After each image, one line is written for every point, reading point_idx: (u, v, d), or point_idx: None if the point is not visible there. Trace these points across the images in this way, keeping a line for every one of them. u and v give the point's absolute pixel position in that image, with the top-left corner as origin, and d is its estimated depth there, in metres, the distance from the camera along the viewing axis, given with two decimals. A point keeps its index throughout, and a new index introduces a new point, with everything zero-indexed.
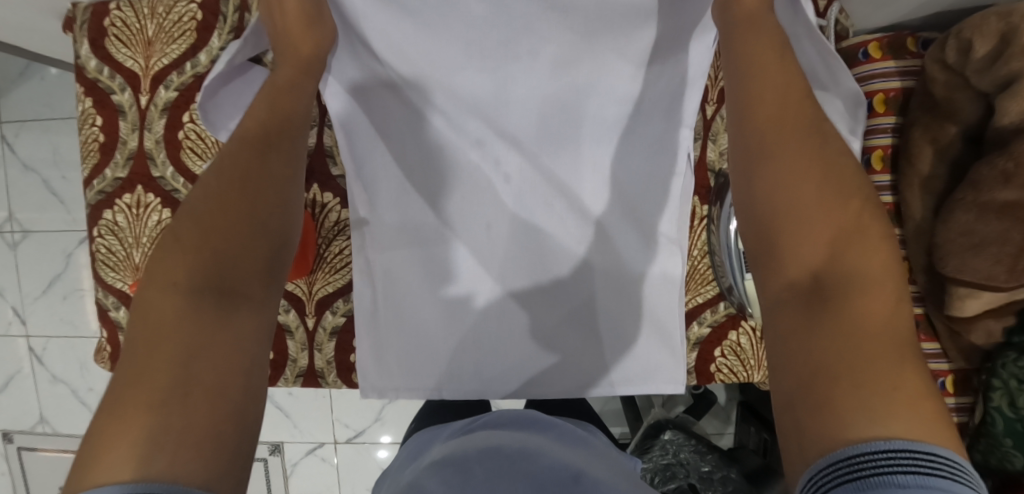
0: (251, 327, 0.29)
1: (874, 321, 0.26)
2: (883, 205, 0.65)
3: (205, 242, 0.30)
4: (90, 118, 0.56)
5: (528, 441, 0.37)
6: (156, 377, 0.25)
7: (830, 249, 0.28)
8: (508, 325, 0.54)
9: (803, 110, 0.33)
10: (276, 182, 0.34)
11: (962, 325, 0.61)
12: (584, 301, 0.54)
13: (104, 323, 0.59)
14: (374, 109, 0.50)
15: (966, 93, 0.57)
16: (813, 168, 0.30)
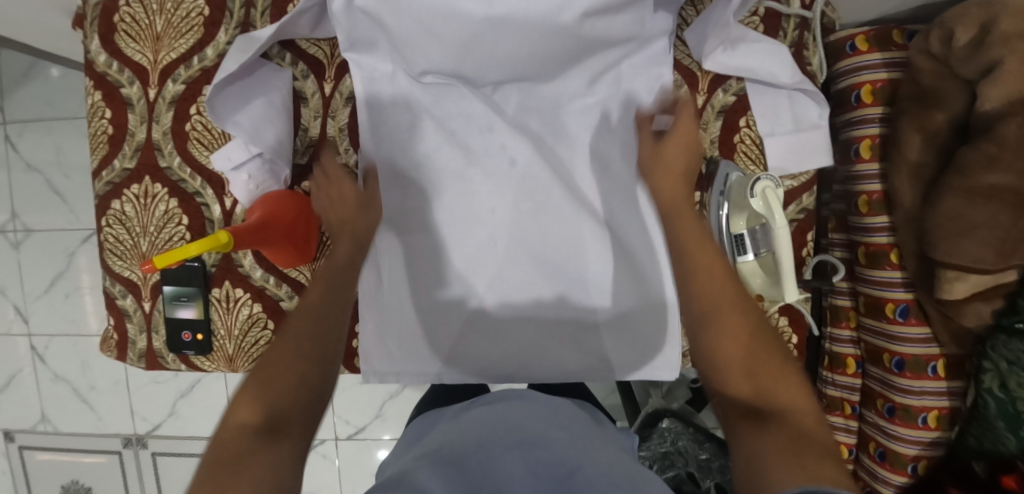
0: (294, 452, 0.36)
1: (799, 422, 0.37)
2: (873, 192, 0.67)
3: (266, 386, 0.39)
4: (100, 110, 0.58)
5: (520, 431, 0.41)
6: (219, 465, 0.32)
7: (754, 385, 0.40)
8: (511, 296, 0.59)
9: (727, 286, 0.46)
10: (325, 340, 0.43)
11: (952, 309, 0.62)
12: (582, 272, 0.59)
13: (111, 311, 0.60)
14: (397, 102, 0.57)
15: (951, 81, 0.59)
16: (736, 325, 0.44)
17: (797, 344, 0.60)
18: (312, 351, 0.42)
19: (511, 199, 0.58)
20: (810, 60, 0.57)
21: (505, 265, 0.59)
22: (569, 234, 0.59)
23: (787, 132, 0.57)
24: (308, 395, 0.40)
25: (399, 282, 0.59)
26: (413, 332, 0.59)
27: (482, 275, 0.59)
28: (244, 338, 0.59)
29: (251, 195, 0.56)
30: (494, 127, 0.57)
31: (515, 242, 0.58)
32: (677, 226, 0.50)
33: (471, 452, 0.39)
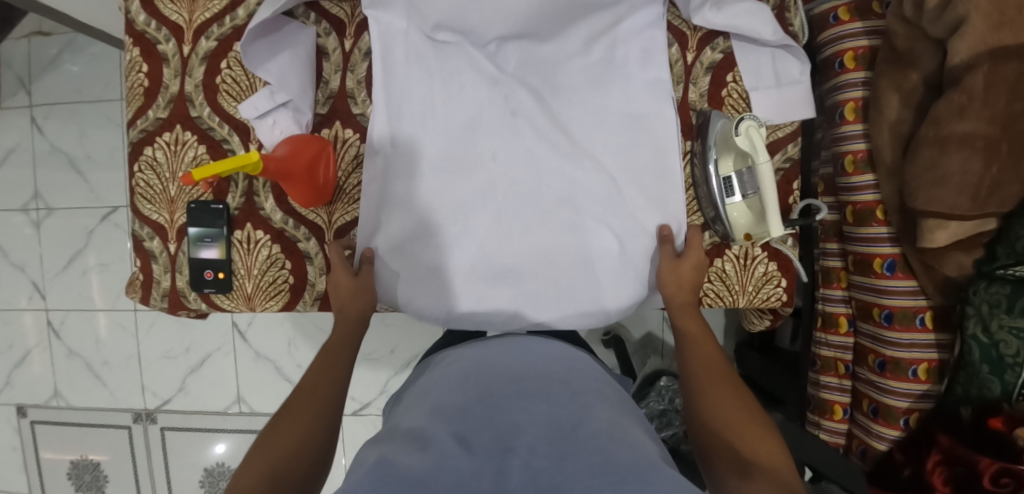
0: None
1: (774, 472, 0.43)
2: (857, 152, 0.71)
3: (276, 442, 0.46)
4: (137, 65, 0.63)
5: (513, 390, 0.45)
6: None
7: (753, 450, 0.46)
8: (511, 240, 0.61)
9: (715, 358, 0.55)
10: (335, 384, 0.53)
11: (934, 258, 0.65)
12: (576, 221, 0.61)
13: (138, 253, 0.64)
14: (410, 49, 0.60)
15: (924, 43, 0.63)
16: (726, 391, 0.51)
17: (787, 287, 0.62)
18: (323, 416, 0.49)
19: (512, 150, 0.61)
20: (792, 22, 0.62)
21: (506, 209, 0.61)
22: (567, 182, 0.61)
23: (770, 87, 0.61)
24: (320, 430, 0.48)
25: (406, 225, 0.61)
26: (417, 274, 0.62)
27: (482, 219, 0.61)
28: (263, 277, 0.62)
29: (275, 141, 0.61)
30: (500, 77, 0.61)
31: (515, 190, 0.61)
32: (682, 324, 0.58)
33: (478, 407, 0.43)
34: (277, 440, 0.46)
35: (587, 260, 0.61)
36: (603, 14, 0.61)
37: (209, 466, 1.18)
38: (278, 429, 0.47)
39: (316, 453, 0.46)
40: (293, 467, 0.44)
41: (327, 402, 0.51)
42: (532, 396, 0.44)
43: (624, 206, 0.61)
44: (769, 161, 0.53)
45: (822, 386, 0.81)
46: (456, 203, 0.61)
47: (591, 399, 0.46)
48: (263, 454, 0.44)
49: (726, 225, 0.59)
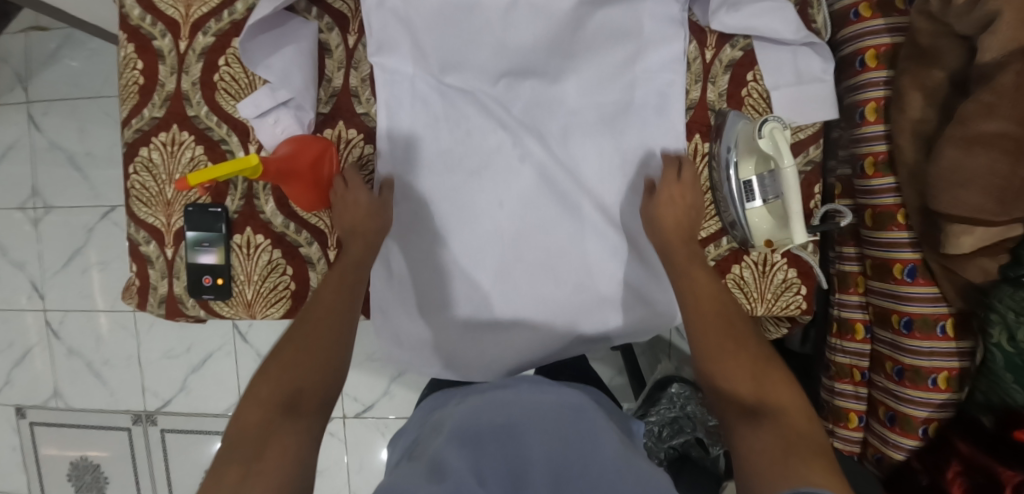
0: (308, 430, 0.41)
1: (790, 424, 0.42)
2: (879, 153, 0.69)
3: (281, 369, 0.44)
4: (132, 62, 0.60)
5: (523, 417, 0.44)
6: (249, 462, 0.37)
7: (759, 394, 0.45)
8: (517, 266, 0.61)
9: (714, 281, 0.53)
10: (345, 309, 0.50)
11: (957, 263, 0.63)
12: (576, 237, 0.61)
13: (135, 258, 0.62)
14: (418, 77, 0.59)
15: (949, 40, 0.61)
16: (729, 330, 0.50)
17: (806, 295, 0.60)
18: (337, 340, 0.48)
19: (517, 195, 0.61)
20: (815, 19, 0.59)
21: (514, 240, 0.61)
22: (577, 227, 0.61)
23: (791, 84, 0.59)
24: (333, 342, 0.48)
25: (412, 275, 0.61)
26: (427, 301, 0.62)
27: (489, 254, 0.61)
28: (263, 283, 0.60)
29: (276, 140, 0.58)
30: (502, 113, 0.60)
31: (520, 236, 0.61)
32: (672, 260, 0.55)
33: (490, 432, 0.42)
34: (288, 363, 0.45)
35: (591, 272, 0.62)
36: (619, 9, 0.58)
37: None
38: (283, 350, 0.46)
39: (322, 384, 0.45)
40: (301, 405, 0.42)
41: (340, 310, 0.50)
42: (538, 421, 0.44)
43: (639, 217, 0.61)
44: (793, 164, 0.50)
45: (837, 393, 0.79)
46: (462, 235, 0.61)
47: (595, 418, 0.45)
48: (270, 376, 0.44)
49: (745, 229, 0.57)
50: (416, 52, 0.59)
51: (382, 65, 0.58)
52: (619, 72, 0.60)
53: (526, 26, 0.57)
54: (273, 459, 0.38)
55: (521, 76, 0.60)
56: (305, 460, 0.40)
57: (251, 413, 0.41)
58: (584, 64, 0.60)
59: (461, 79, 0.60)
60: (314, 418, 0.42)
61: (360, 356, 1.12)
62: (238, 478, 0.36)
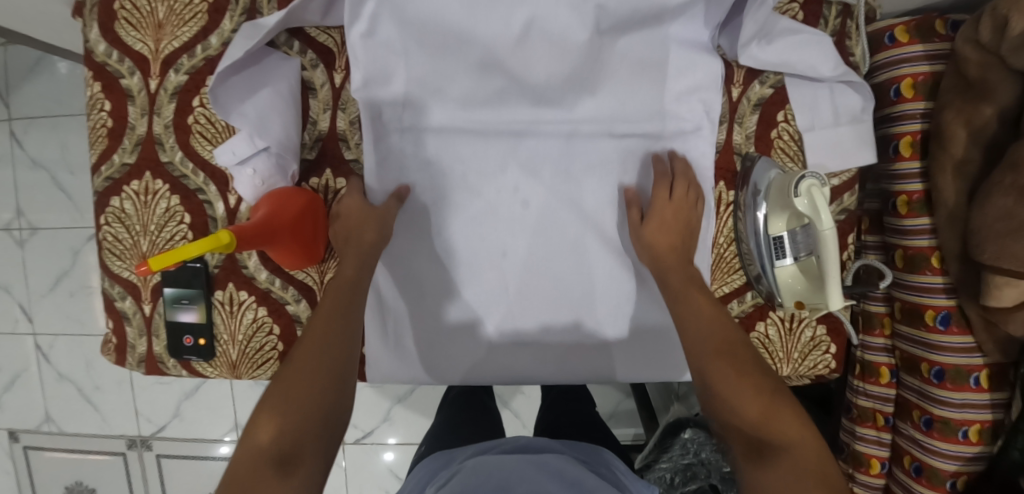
0: (309, 479, 0.37)
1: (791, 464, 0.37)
2: (913, 192, 0.64)
3: (274, 411, 0.39)
4: (99, 102, 0.55)
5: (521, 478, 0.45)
6: None
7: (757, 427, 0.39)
8: (524, 323, 0.57)
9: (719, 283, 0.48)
10: (342, 333, 0.45)
11: (998, 316, 0.58)
12: (585, 296, 0.57)
13: (110, 314, 0.57)
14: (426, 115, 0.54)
15: (1000, 72, 0.54)
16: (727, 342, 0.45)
17: (836, 353, 0.56)
18: (337, 368, 0.43)
19: (532, 246, 0.56)
20: (853, 51, 0.54)
21: (521, 300, 0.57)
22: (593, 278, 0.57)
23: (826, 125, 0.54)
24: (335, 380, 0.42)
25: (415, 326, 0.57)
26: (429, 357, 0.58)
27: (492, 314, 0.57)
28: (248, 343, 0.56)
29: (258, 192, 0.53)
30: (510, 164, 0.55)
31: (526, 292, 0.57)
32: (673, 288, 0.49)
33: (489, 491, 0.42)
34: (285, 401, 0.40)
35: (599, 325, 0.57)
36: (636, 42, 0.53)
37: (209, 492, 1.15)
38: (276, 391, 0.41)
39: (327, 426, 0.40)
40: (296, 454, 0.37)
41: (338, 340, 0.44)
42: (540, 481, 0.44)
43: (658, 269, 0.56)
44: (832, 225, 0.45)
45: (858, 437, 0.75)
46: (465, 293, 0.57)
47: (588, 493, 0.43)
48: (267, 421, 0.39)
49: (774, 286, 0.52)
50: (412, 89, 0.54)
51: (370, 106, 0.53)
52: (638, 109, 0.54)
53: (536, 62, 0.52)
54: None
55: (526, 112, 0.55)
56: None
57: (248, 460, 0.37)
58: (595, 100, 0.54)
59: (454, 117, 0.55)
60: (311, 464, 0.37)
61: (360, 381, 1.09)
62: None
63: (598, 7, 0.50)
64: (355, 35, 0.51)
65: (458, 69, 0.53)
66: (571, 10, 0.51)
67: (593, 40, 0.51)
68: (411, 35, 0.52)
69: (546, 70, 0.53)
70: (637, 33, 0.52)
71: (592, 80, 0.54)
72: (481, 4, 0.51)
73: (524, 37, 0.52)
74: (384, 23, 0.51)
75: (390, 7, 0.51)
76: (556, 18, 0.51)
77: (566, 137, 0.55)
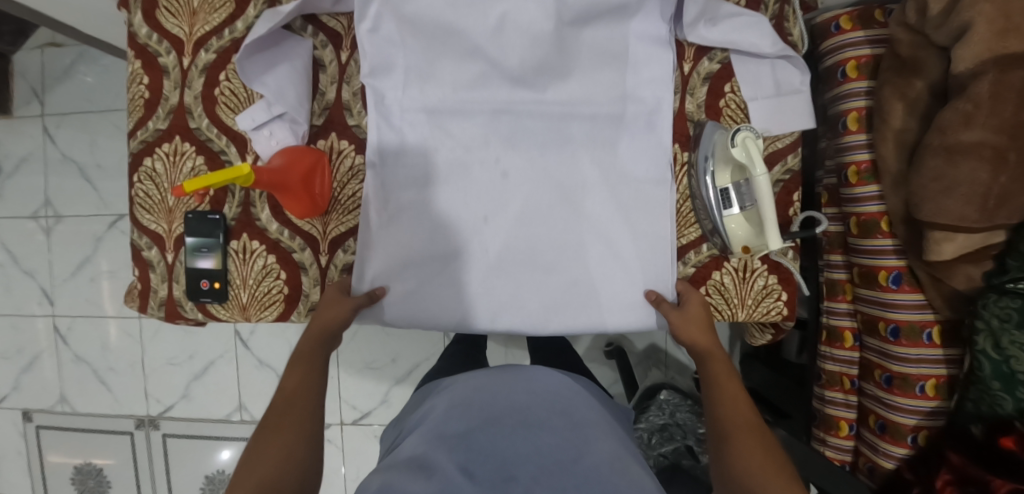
0: None
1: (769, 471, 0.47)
2: (861, 163, 0.70)
3: (262, 457, 0.46)
4: (138, 77, 0.63)
5: (514, 415, 0.50)
6: None
7: (757, 448, 0.49)
8: (508, 281, 0.62)
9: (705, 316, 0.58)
10: (313, 383, 0.54)
11: (941, 271, 0.63)
12: (576, 252, 0.61)
13: (137, 262, 0.64)
14: (430, 85, 0.61)
15: (929, 50, 0.62)
16: (728, 378, 0.55)
17: (787, 301, 0.61)
18: (308, 427, 0.50)
19: (514, 211, 0.62)
20: (792, 31, 0.61)
21: (504, 259, 0.62)
22: (573, 238, 0.61)
23: (768, 96, 0.61)
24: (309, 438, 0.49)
25: (401, 286, 0.62)
26: (420, 310, 0.62)
27: (476, 273, 0.62)
28: (258, 287, 0.63)
29: (272, 152, 0.61)
30: (490, 140, 0.62)
31: (507, 253, 0.62)
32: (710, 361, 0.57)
33: (480, 429, 0.48)
34: (278, 434, 0.48)
35: (587, 278, 0.61)
36: (598, 30, 0.61)
37: (211, 473, 1.19)
38: (267, 438, 0.48)
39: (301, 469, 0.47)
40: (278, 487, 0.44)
41: (303, 400, 0.52)
42: (533, 409, 0.51)
43: (630, 228, 0.61)
44: (766, 173, 0.52)
45: (827, 401, 0.79)
46: (453, 249, 0.62)
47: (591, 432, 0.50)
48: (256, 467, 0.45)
49: (723, 236, 0.59)
50: (407, 71, 0.61)
51: (374, 87, 0.61)
52: (604, 91, 0.61)
53: (512, 47, 0.59)
54: None
55: (506, 92, 0.62)
56: None
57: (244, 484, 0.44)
58: (568, 82, 0.61)
59: (441, 94, 0.62)
60: None
61: (358, 364, 1.14)
62: None
63: None
64: (361, 31, 0.60)
65: (446, 53, 0.61)
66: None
67: (560, 28, 0.59)
68: (407, 27, 0.60)
69: (520, 57, 0.60)
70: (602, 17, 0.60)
71: (565, 65, 0.61)
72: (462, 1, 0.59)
73: (500, 28, 0.59)
74: (384, 19, 0.60)
75: (390, 6, 0.59)
76: (523, 13, 0.58)
77: (542, 115, 0.62)
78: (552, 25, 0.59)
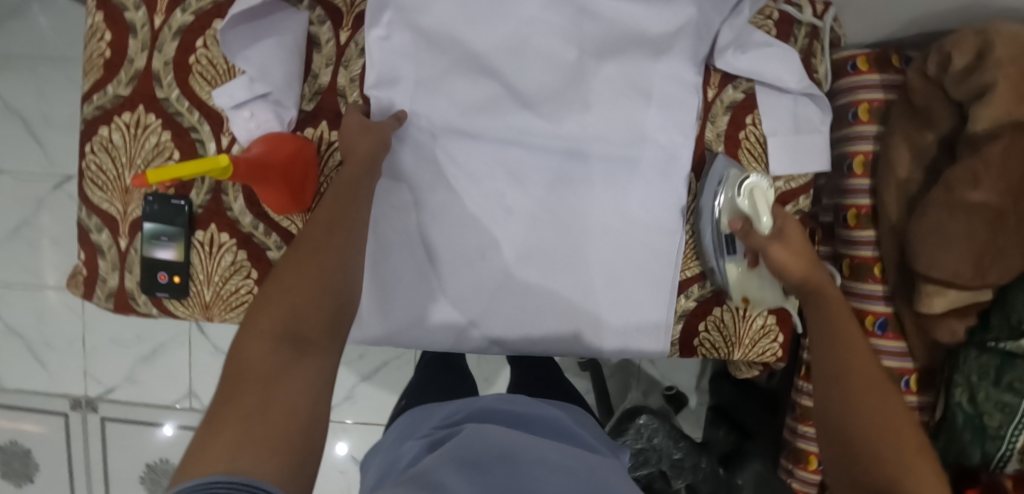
0: (319, 363, 0.36)
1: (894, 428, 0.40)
2: (862, 207, 0.69)
3: (274, 296, 0.38)
4: (99, 32, 0.55)
5: (526, 441, 0.43)
6: (244, 412, 0.30)
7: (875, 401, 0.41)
8: (506, 312, 0.59)
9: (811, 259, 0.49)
10: (353, 221, 0.45)
11: (929, 322, 0.64)
12: (579, 290, 0.59)
13: (83, 245, 0.56)
14: (446, 89, 0.56)
15: (942, 103, 0.61)
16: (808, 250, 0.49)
17: (782, 343, 0.61)
18: (341, 279, 0.41)
19: (512, 246, 0.58)
20: (817, 69, 0.60)
21: (502, 291, 0.58)
22: (570, 283, 0.59)
23: (788, 132, 0.58)
24: (332, 303, 0.39)
25: (392, 306, 0.58)
26: (416, 335, 0.59)
27: (474, 300, 0.58)
28: (223, 285, 0.56)
29: (252, 136, 0.55)
30: (500, 173, 0.58)
31: (506, 287, 0.58)
32: (819, 291, 0.47)
33: (497, 460, 0.40)
34: (306, 265, 0.40)
35: (592, 316, 0.59)
36: (622, 66, 0.57)
37: (152, 462, 1.10)
38: (280, 284, 0.39)
39: (329, 328, 0.38)
40: (306, 343, 0.36)
41: (344, 234, 0.43)
42: (538, 443, 0.44)
43: (637, 268, 0.59)
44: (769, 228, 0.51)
45: (800, 436, 0.76)
46: (448, 273, 0.58)
47: (610, 479, 0.41)
48: (269, 309, 0.37)
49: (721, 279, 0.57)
50: (418, 85, 0.56)
51: (378, 100, 0.55)
52: (627, 112, 0.58)
53: (532, 73, 0.55)
54: (283, 396, 0.32)
55: (523, 119, 0.57)
56: (317, 401, 0.34)
57: (258, 342, 0.35)
58: (587, 115, 0.57)
59: (449, 114, 0.56)
60: (321, 351, 0.36)
61: None
62: (245, 421, 0.30)
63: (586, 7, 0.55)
64: (371, 39, 0.54)
65: (460, 72, 0.56)
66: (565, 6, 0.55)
67: (582, 58, 0.56)
68: (423, 42, 0.55)
69: (540, 83, 0.56)
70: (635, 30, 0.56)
71: (584, 98, 0.57)
72: (482, 21, 0.54)
73: (519, 50, 0.55)
74: (397, 29, 0.54)
75: (404, 15, 0.54)
76: (545, 40, 0.55)
77: (557, 151, 0.58)
78: (575, 53, 0.55)
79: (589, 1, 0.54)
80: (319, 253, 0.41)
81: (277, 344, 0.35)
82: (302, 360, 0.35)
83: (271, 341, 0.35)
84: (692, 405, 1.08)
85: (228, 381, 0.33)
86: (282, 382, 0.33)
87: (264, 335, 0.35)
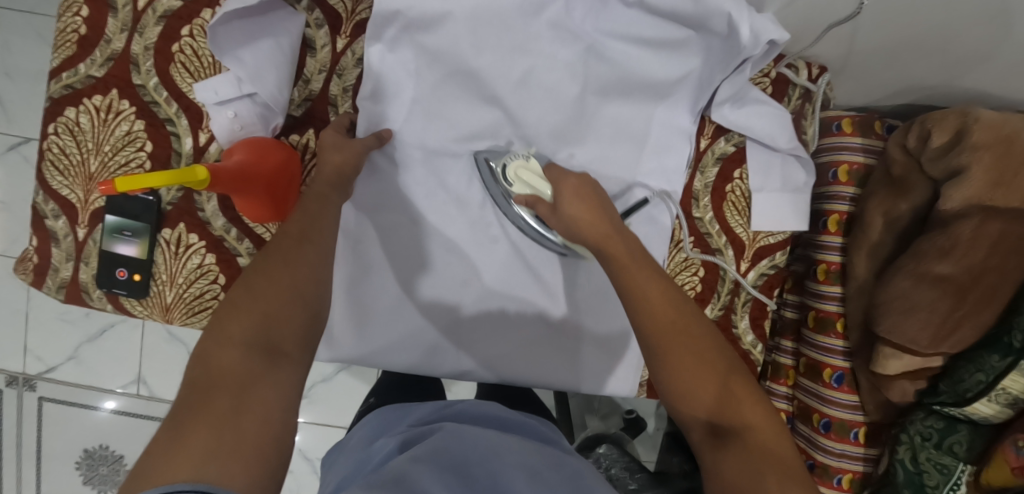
0: (292, 374, 0.34)
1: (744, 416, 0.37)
2: (832, 263, 0.72)
3: (245, 304, 0.35)
4: (76, 6, 0.51)
5: (506, 446, 0.40)
6: (213, 420, 0.28)
7: (715, 392, 0.38)
8: (482, 340, 0.58)
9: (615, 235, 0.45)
10: (326, 234, 0.43)
11: (882, 382, 0.66)
12: (560, 322, 0.59)
13: (35, 231, 0.53)
14: (444, 111, 0.55)
15: (918, 175, 0.64)
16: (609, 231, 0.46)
17: None
18: (315, 289, 0.39)
19: (495, 275, 0.58)
20: (807, 130, 0.62)
21: (480, 319, 0.58)
22: (548, 318, 0.59)
23: (774, 190, 0.60)
24: (306, 313, 0.37)
25: (364, 323, 0.56)
26: (387, 356, 0.57)
27: (455, 325, 0.58)
28: (187, 288, 0.54)
29: (234, 137, 0.52)
30: (491, 200, 0.57)
31: (483, 315, 0.58)
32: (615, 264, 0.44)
33: (477, 460, 0.37)
34: (278, 272, 0.38)
35: (571, 348, 0.60)
36: (621, 107, 0.57)
37: (90, 448, 1.05)
38: (247, 290, 0.36)
39: (302, 341, 0.36)
40: (280, 355, 0.34)
41: (318, 243, 0.42)
42: (510, 443, 0.41)
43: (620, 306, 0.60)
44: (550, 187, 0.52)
45: None
46: (427, 297, 0.57)
47: (593, 485, 0.37)
48: (238, 316, 0.34)
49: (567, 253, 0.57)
50: (416, 104, 0.54)
51: (371, 115, 0.54)
52: (620, 153, 0.58)
53: (532, 105, 0.55)
54: (257, 408, 0.30)
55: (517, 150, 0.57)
56: (290, 412, 0.32)
57: (228, 352, 0.32)
58: (581, 150, 0.58)
59: (444, 138, 0.56)
60: (295, 364, 0.34)
61: None
62: (215, 429, 0.27)
63: (592, 47, 0.55)
64: (372, 53, 0.52)
65: (461, 96, 0.55)
66: (572, 41, 0.54)
67: (583, 95, 0.56)
68: (425, 60, 0.54)
69: (538, 117, 0.56)
70: (637, 72, 0.56)
71: (580, 133, 0.57)
72: (488, 48, 0.53)
73: (523, 82, 0.55)
74: (400, 45, 0.53)
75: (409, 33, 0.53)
76: (549, 73, 0.55)
77: None
78: (576, 90, 0.55)
79: (598, 41, 0.55)
80: (291, 260, 0.39)
81: (250, 353, 0.32)
82: (276, 369, 0.33)
83: (236, 346, 0.32)
84: (649, 429, 1.10)
85: (191, 393, 0.30)
86: (257, 391, 0.31)
87: (233, 343, 0.33)
